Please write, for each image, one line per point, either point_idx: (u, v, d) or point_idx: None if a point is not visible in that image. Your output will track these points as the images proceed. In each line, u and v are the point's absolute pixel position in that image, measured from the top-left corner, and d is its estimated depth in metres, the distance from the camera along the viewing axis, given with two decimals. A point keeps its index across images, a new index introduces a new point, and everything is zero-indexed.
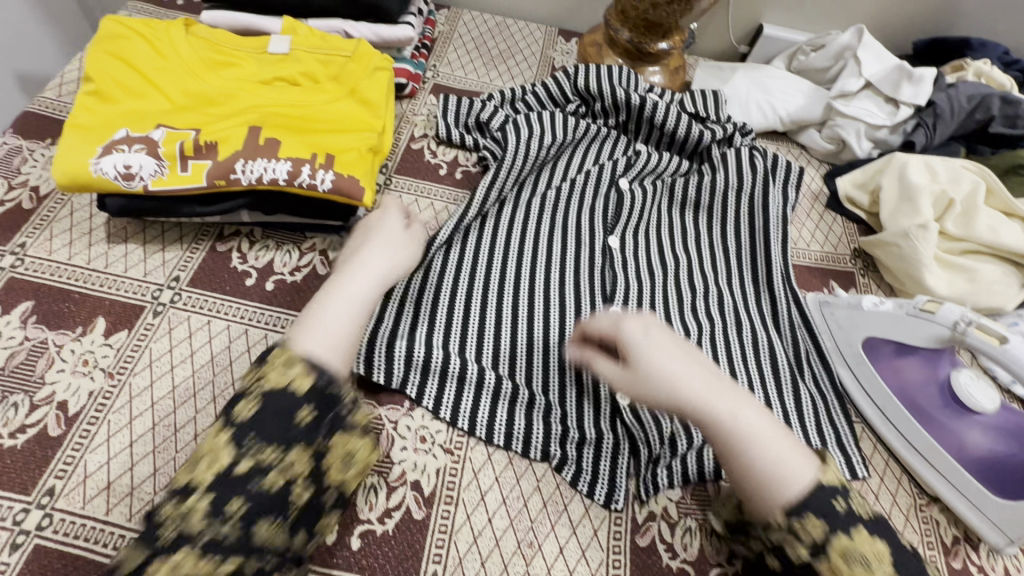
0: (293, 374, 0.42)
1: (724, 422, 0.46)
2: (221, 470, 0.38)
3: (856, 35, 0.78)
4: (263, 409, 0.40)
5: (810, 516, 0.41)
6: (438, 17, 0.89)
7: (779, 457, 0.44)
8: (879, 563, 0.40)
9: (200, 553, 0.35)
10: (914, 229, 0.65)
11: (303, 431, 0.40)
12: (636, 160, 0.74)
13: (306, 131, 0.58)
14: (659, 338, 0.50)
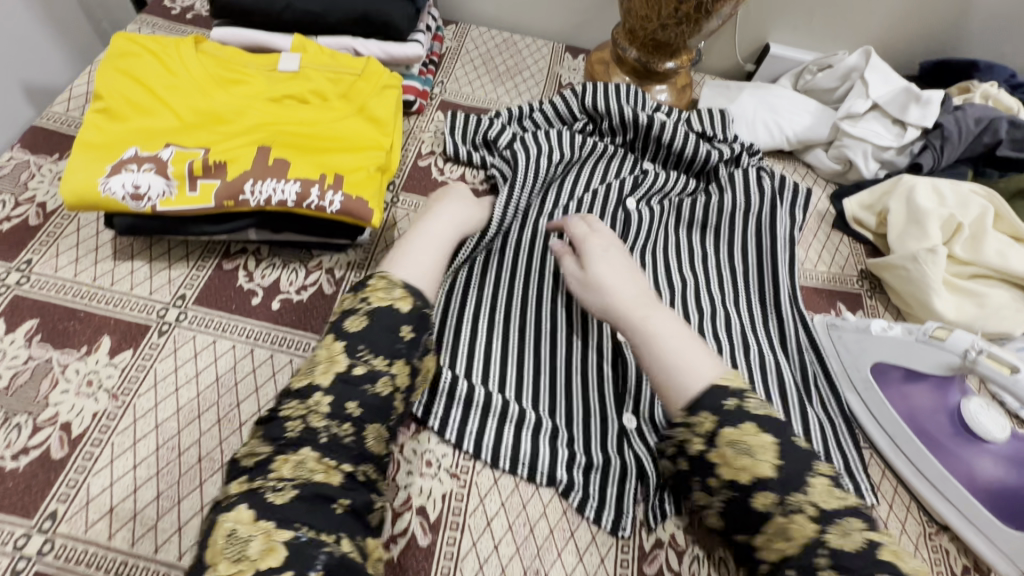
0: (395, 296, 0.49)
1: (642, 317, 0.52)
2: (338, 374, 0.44)
3: (863, 57, 0.79)
4: (371, 324, 0.47)
5: (703, 413, 0.44)
6: (446, 32, 0.89)
7: (684, 352, 0.49)
8: (765, 455, 0.42)
9: (320, 455, 0.41)
10: (923, 253, 0.64)
11: (406, 346, 0.47)
12: (644, 179, 0.74)
13: (315, 151, 0.58)
14: (618, 262, 0.58)
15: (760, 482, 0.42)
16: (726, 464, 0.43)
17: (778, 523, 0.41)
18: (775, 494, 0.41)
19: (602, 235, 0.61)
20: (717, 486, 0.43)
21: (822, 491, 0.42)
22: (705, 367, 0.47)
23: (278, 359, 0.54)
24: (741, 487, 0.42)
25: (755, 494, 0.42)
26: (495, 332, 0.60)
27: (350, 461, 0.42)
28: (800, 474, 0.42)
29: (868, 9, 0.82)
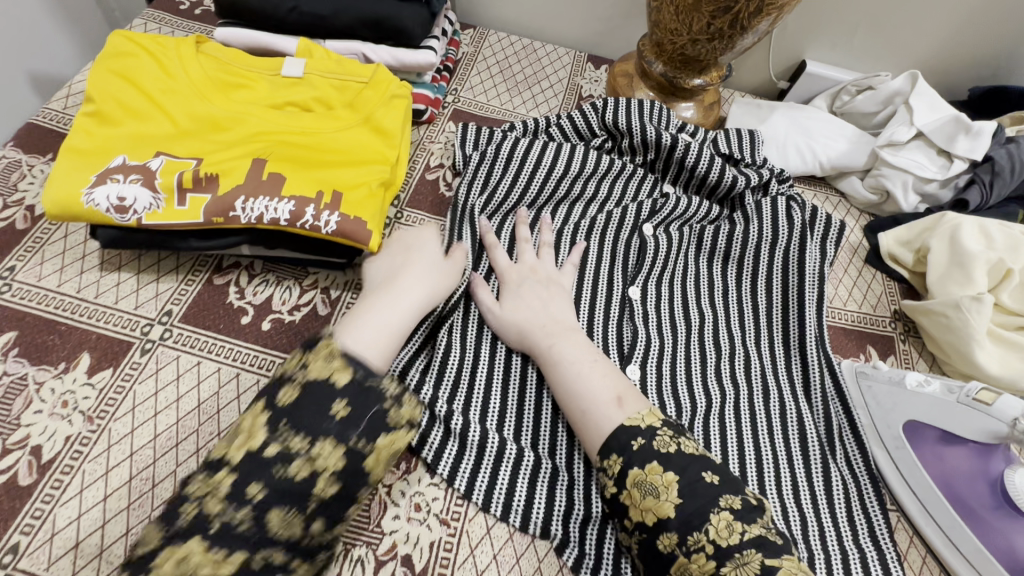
0: (333, 367, 0.42)
1: (547, 350, 0.53)
2: (253, 449, 0.39)
3: (908, 81, 0.73)
4: (302, 398, 0.41)
5: (613, 456, 0.45)
6: (463, 37, 0.85)
7: (584, 386, 0.50)
8: (667, 494, 0.42)
9: (208, 546, 0.36)
10: (967, 300, 0.59)
11: (336, 425, 0.40)
12: (663, 205, 0.69)
13: (315, 164, 0.55)
14: (530, 286, 0.58)
15: (663, 523, 0.42)
16: (632, 506, 0.43)
17: (681, 564, 0.40)
18: (675, 535, 0.41)
19: (527, 260, 0.61)
20: (630, 527, 0.43)
21: (722, 527, 0.40)
22: (601, 399, 0.48)
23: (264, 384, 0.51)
24: (648, 528, 0.42)
25: (659, 535, 0.42)
26: (497, 364, 0.55)
27: (244, 550, 0.36)
28: (701, 510, 0.41)
29: (916, 29, 0.76)
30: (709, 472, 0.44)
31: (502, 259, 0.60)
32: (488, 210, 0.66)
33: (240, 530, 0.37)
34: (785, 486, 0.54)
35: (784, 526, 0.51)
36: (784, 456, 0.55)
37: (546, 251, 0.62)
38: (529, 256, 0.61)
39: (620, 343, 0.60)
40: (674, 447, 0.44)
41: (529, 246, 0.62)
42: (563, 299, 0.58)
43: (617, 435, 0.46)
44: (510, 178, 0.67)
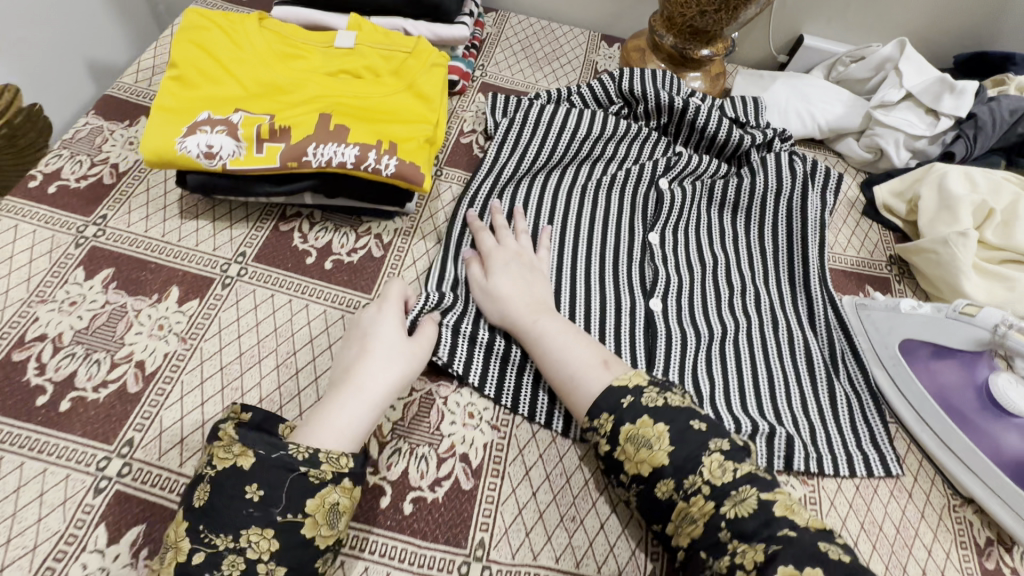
0: (236, 453, 0.43)
1: (534, 326, 0.55)
2: (180, 563, 0.39)
3: (897, 48, 0.80)
4: (215, 495, 0.41)
5: (604, 416, 0.49)
6: (487, 19, 0.93)
7: (571, 355, 0.53)
8: (660, 444, 0.47)
9: None
10: (954, 236, 0.65)
11: (257, 509, 0.41)
12: (676, 161, 0.75)
13: (371, 120, 0.62)
14: (509, 260, 0.60)
15: (657, 472, 0.46)
16: (628, 461, 0.47)
17: (681, 507, 0.45)
18: (671, 481, 0.46)
19: (508, 244, 0.62)
20: (628, 481, 0.48)
21: (714, 467, 0.45)
22: (589, 367, 0.52)
23: (331, 314, 0.58)
24: (644, 479, 0.47)
25: (656, 483, 0.46)
26: None
27: None
28: (693, 456, 0.46)
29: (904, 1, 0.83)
30: (695, 420, 0.48)
31: (486, 241, 0.62)
32: (464, 201, 0.68)
33: None
34: (795, 401, 0.60)
35: (794, 430, 0.58)
36: (793, 375, 0.62)
37: (524, 237, 0.64)
38: (510, 240, 0.63)
39: (642, 280, 0.66)
40: (661, 401, 0.49)
41: (507, 232, 0.64)
42: (544, 283, 0.60)
43: (607, 395, 0.50)
44: (530, 143, 0.74)
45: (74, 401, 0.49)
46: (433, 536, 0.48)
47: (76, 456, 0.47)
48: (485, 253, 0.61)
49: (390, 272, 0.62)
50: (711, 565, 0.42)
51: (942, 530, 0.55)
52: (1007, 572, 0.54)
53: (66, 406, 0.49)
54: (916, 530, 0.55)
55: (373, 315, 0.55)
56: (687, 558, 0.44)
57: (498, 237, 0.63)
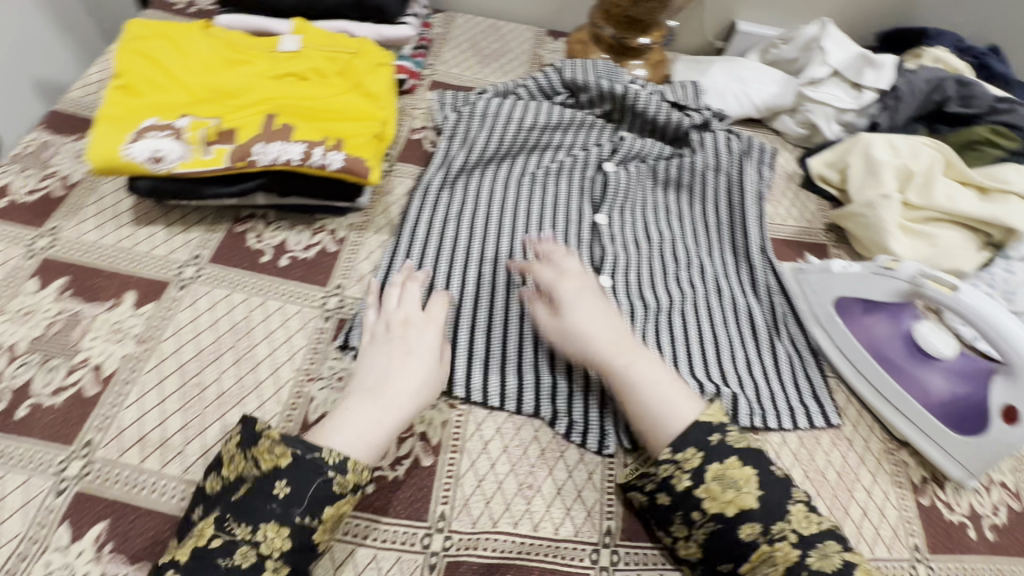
0: (277, 454, 0.44)
1: (626, 369, 0.54)
2: (200, 549, 0.41)
3: (820, 28, 0.85)
4: (250, 489, 0.43)
5: (690, 450, 0.49)
6: (434, 20, 0.95)
7: (670, 403, 0.51)
8: (748, 486, 0.47)
9: None
10: (877, 200, 0.70)
11: (280, 507, 0.42)
12: (621, 145, 0.78)
13: (317, 120, 0.64)
14: (591, 298, 0.58)
15: (745, 513, 0.46)
16: (710, 498, 0.47)
17: (764, 551, 0.45)
18: (759, 524, 0.46)
19: (550, 274, 0.60)
20: (705, 518, 0.47)
21: (801, 518, 0.46)
22: (675, 413, 0.51)
23: (288, 309, 0.60)
24: (727, 518, 0.47)
25: (741, 524, 0.46)
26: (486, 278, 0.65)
27: None
28: (780, 502, 0.47)
29: None
30: (774, 467, 0.49)
31: (543, 275, 0.60)
32: (417, 194, 0.71)
33: None
34: (741, 363, 0.63)
35: (739, 389, 0.61)
36: (737, 339, 0.65)
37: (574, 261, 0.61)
38: (547, 271, 0.60)
39: (591, 259, 0.69)
40: (745, 442, 0.50)
41: (549, 262, 0.61)
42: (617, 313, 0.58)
43: (695, 429, 0.49)
44: (477, 136, 0.76)
45: (31, 407, 0.50)
46: (396, 511, 0.50)
47: (37, 460, 0.48)
48: (557, 288, 0.58)
49: (345, 267, 0.64)
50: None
51: (880, 472, 0.59)
52: (941, 506, 0.57)
53: (23, 412, 0.50)
54: (857, 475, 0.58)
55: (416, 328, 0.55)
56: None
57: (556, 264, 0.61)
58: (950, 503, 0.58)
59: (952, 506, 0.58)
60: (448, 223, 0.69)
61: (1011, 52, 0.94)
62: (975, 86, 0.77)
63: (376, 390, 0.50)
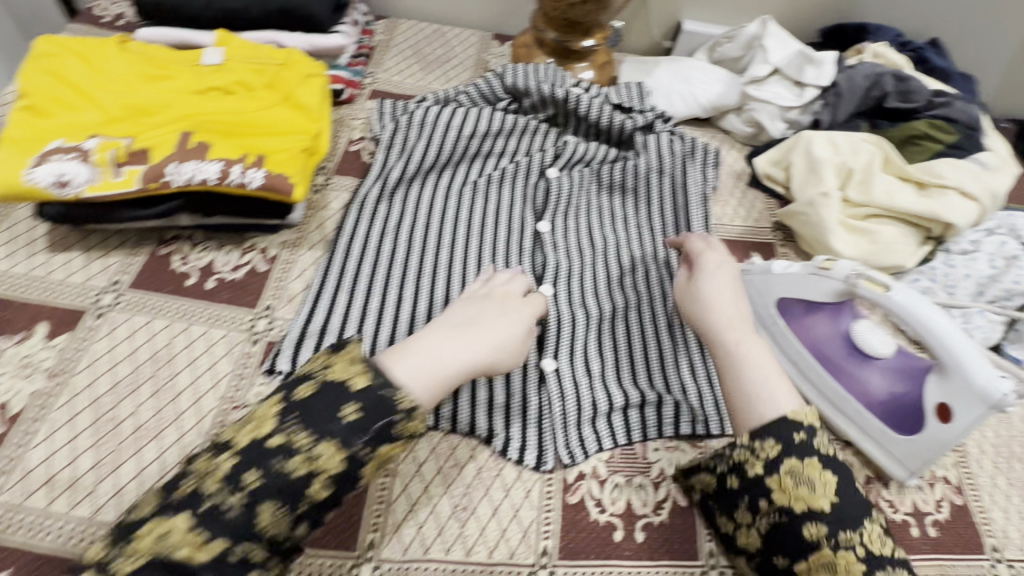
0: (354, 372, 0.43)
1: (732, 345, 0.53)
2: (258, 437, 0.40)
3: (760, 26, 0.85)
4: (319, 394, 0.42)
5: (771, 440, 0.46)
6: (376, 27, 0.93)
7: (769, 393, 0.49)
8: (824, 489, 0.44)
9: (195, 524, 0.37)
10: (817, 198, 0.70)
11: (342, 429, 0.40)
12: (564, 149, 0.77)
13: (241, 136, 0.62)
14: (727, 276, 0.59)
15: (812, 512, 0.44)
16: (780, 490, 0.45)
17: (825, 554, 0.42)
18: (826, 527, 0.43)
19: (694, 245, 0.63)
20: (769, 508, 0.46)
21: (874, 537, 0.43)
22: (770, 398, 0.49)
23: (214, 333, 0.58)
24: (792, 514, 0.44)
25: (807, 522, 0.44)
26: (423, 290, 0.63)
27: (226, 538, 0.37)
28: (857, 515, 0.44)
29: None
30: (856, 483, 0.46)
31: (694, 243, 0.63)
32: (352, 207, 0.69)
33: (229, 516, 0.37)
34: (684, 369, 0.61)
35: (682, 397, 0.60)
36: (681, 344, 0.63)
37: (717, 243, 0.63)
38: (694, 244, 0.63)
39: (532, 268, 0.67)
40: (834, 450, 0.46)
41: (694, 238, 0.64)
42: (745, 299, 0.58)
43: (779, 426, 0.47)
44: (416, 147, 0.74)
45: None
46: (324, 542, 0.48)
47: None
48: (698, 256, 0.62)
49: (276, 286, 0.62)
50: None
51: None
52: (885, 506, 0.57)
53: None
54: None
55: (506, 296, 0.57)
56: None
57: (707, 241, 0.64)
58: (894, 503, 0.57)
59: (895, 505, 0.57)
60: (384, 237, 0.67)
61: (953, 44, 0.95)
62: (912, 80, 0.78)
63: (459, 330, 0.50)
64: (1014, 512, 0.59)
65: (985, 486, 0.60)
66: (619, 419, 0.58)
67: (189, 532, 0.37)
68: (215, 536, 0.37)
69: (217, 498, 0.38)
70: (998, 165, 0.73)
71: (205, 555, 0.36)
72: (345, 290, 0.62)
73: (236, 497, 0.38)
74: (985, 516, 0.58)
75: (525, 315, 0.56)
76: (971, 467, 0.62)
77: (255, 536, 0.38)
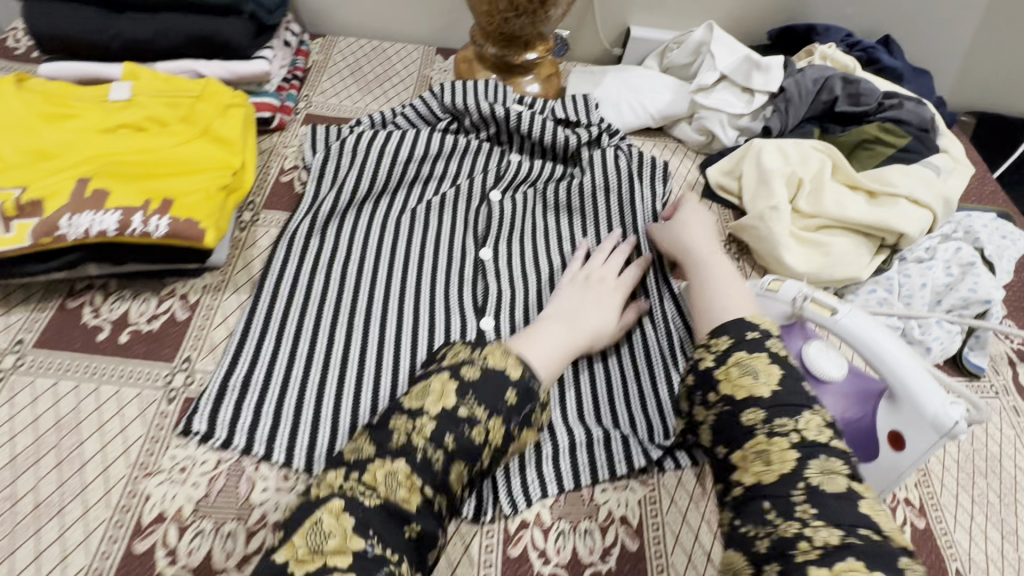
0: (508, 361, 0.46)
1: (699, 269, 0.60)
2: (447, 407, 0.43)
3: (706, 31, 0.82)
4: (483, 376, 0.45)
5: (723, 336, 0.50)
6: (312, 47, 0.89)
7: (729, 306, 0.54)
8: (766, 379, 0.46)
9: (411, 471, 0.41)
10: (767, 211, 0.67)
11: (507, 410, 0.44)
12: (506, 171, 0.74)
13: (149, 177, 0.57)
14: (706, 220, 0.67)
15: (753, 400, 0.45)
16: (726, 381, 0.47)
17: (760, 441, 0.44)
18: (764, 413, 0.45)
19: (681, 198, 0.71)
20: (715, 399, 0.47)
21: (811, 426, 0.43)
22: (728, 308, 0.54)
23: (124, 393, 0.54)
24: (734, 402, 0.46)
25: (745, 409, 0.45)
26: (356, 329, 0.60)
27: (431, 486, 0.41)
28: (796, 404, 0.45)
29: None
30: (806, 383, 0.47)
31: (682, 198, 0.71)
32: (279, 243, 0.65)
33: (438, 467, 0.41)
34: (634, 401, 0.59)
35: (629, 430, 0.57)
36: (631, 373, 0.60)
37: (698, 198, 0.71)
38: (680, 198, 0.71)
39: (474, 299, 0.64)
40: (784, 353, 0.48)
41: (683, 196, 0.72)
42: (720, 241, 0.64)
43: (735, 324, 0.51)
44: (347, 178, 0.70)
45: None
46: None
47: None
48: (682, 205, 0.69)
49: (195, 336, 0.58)
50: (775, 524, 0.40)
51: None
52: None
53: None
54: None
55: (609, 283, 0.62)
56: (745, 494, 0.43)
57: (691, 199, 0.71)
58: None
59: None
60: (315, 275, 0.63)
61: (905, 41, 0.93)
62: (860, 82, 0.76)
63: (563, 321, 0.56)
64: (978, 532, 0.57)
65: (948, 506, 0.58)
66: (566, 461, 0.54)
67: (408, 475, 0.40)
68: (425, 483, 0.41)
69: (424, 452, 0.41)
70: (950, 167, 0.71)
71: (418, 498, 0.40)
72: (274, 335, 0.58)
73: (440, 453, 0.41)
74: (948, 538, 0.56)
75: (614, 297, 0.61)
76: (933, 485, 0.59)
77: (447, 488, 0.42)
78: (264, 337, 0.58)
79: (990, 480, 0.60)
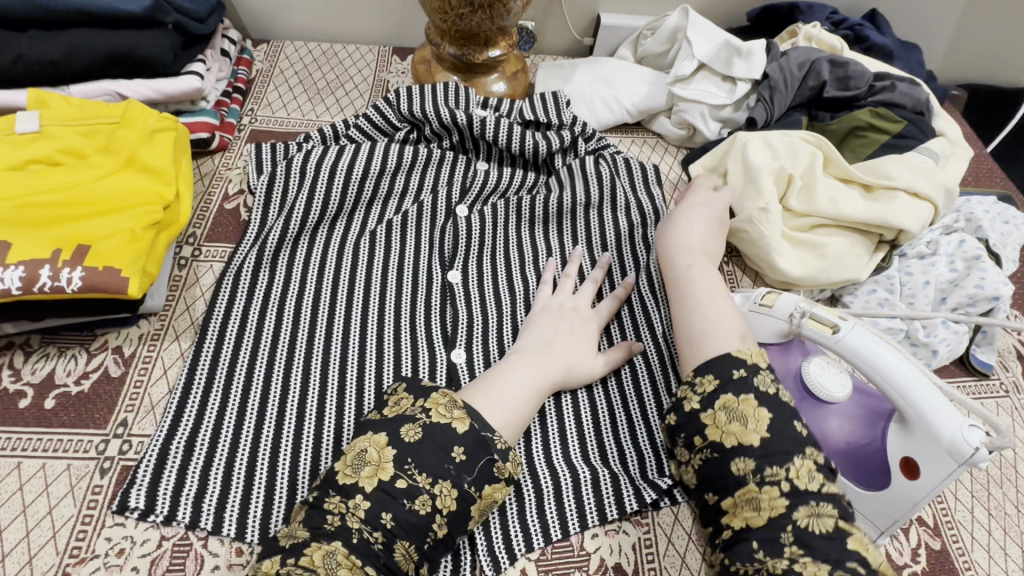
0: (454, 414, 0.45)
1: (688, 278, 0.55)
2: (383, 482, 0.42)
3: (682, 16, 0.76)
4: (424, 440, 0.44)
5: (708, 375, 0.46)
6: (256, 54, 0.82)
7: (716, 333, 0.50)
8: (755, 425, 0.43)
9: (350, 552, 0.39)
10: (756, 213, 0.62)
11: (455, 467, 0.43)
12: (472, 182, 0.69)
13: (61, 221, 0.51)
14: (709, 216, 0.61)
15: (740, 448, 0.42)
16: (711, 425, 0.44)
17: (750, 489, 0.41)
18: (753, 462, 0.41)
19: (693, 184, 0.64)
20: (699, 443, 0.44)
21: (803, 473, 0.40)
22: (715, 334, 0.50)
23: (51, 466, 0.48)
24: (722, 449, 0.43)
25: (734, 458, 0.42)
26: (312, 373, 0.54)
27: (375, 566, 0.40)
28: (787, 450, 0.42)
29: None
30: (798, 422, 0.44)
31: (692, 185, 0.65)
32: (224, 280, 0.58)
33: (376, 547, 0.40)
34: (622, 430, 0.54)
35: (619, 467, 0.52)
36: (618, 400, 0.55)
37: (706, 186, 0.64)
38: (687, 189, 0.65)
39: (442, 329, 0.58)
40: (774, 391, 0.45)
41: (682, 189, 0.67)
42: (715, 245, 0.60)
43: (720, 361, 0.46)
44: (297, 203, 0.64)
45: None
46: None
47: None
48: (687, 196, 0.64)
49: (131, 393, 0.52)
50: (764, 561, 0.39)
51: None
52: None
53: None
54: None
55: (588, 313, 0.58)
56: (736, 539, 0.41)
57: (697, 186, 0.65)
58: None
59: None
60: (266, 315, 0.57)
61: (893, 14, 0.87)
62: (849, 63, 0.70)
63: (531, 357, 0.53)
64: (997, 549, 0.53)
65: (964, 523, 0.54)
66: (551, 508, 0.49)
67: (347, 556, 0.39)
68: (368, 563, 0.39)
69: (363, 532, 0.40)
70: (949, 152, 0.67)
71: None
72: (224, 388, 0.52)
73: (378, 533, 0.41)
74: (967, 559, 0.52)
75: (587, 327, 0.57)
76: (948, 500, 0.55)
77: (393, 569, 0.40)
78: (214, 389, 0.52)
79: (1006, 490, 0.56)
